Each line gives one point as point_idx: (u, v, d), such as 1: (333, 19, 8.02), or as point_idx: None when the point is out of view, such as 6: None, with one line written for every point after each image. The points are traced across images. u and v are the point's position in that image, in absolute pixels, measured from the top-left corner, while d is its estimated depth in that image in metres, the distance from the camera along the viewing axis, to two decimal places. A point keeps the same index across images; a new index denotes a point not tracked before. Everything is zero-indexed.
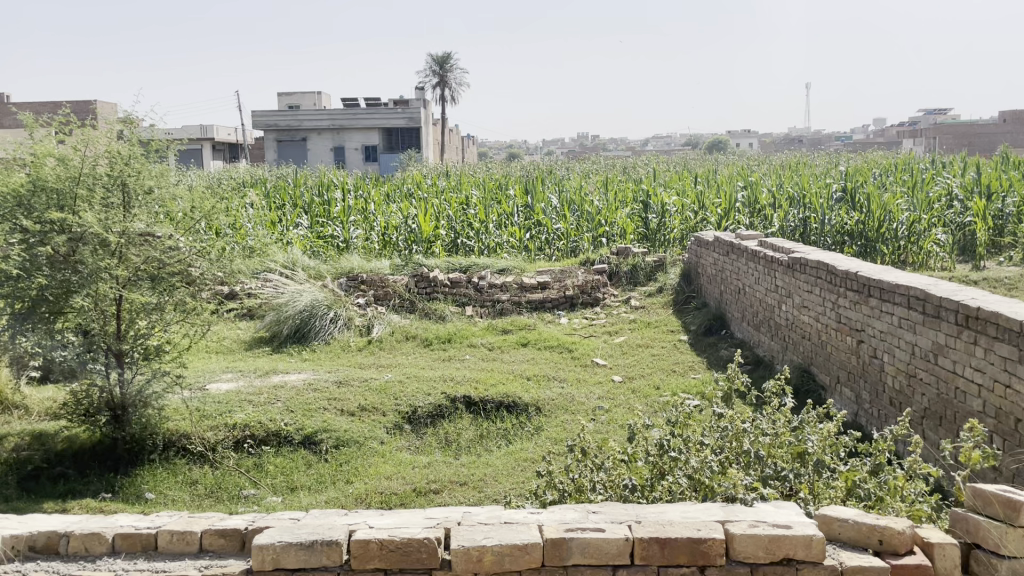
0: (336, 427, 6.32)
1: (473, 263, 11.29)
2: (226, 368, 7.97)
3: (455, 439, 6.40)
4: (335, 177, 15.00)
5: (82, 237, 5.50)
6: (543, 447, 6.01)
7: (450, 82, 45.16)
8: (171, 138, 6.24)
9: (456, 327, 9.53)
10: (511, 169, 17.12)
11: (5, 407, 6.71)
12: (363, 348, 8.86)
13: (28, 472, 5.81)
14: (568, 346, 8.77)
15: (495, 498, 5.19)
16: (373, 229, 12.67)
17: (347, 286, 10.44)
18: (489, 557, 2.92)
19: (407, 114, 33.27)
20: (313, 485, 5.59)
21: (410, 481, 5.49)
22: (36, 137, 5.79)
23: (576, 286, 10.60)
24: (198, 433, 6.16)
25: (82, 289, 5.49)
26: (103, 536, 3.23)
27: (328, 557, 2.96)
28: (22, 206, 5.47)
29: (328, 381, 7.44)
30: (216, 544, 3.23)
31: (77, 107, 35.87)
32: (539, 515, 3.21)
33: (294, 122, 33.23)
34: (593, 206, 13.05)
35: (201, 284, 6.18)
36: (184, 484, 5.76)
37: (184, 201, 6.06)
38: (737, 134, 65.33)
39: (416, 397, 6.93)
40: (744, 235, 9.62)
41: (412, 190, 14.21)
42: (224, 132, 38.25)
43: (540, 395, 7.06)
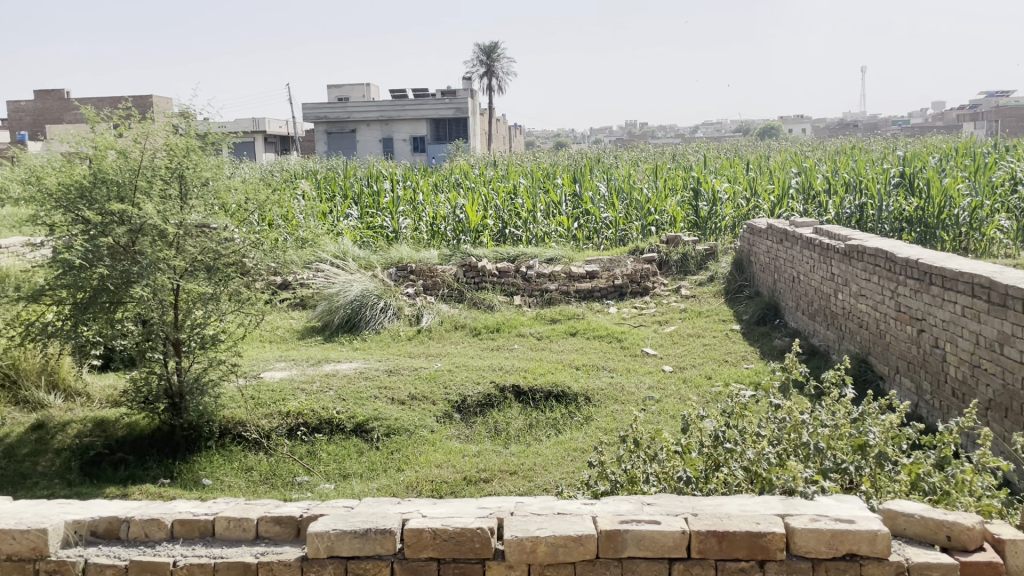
0: (387, 415, 6.38)
1: (520, 252, 11.28)
2: (280, 356, 8.12)
3: (504, 428, 6.40)
4: (382, 168, 15.10)
5: (141, 228, 5.64)
6: (594, 437, 5.97)
7: (498, 73, 45.36)
8: (226, 130, 6.29)
9: (505, 317, 9.54)
10: (559, 157, 17.05)
11: (66, 395, 6.91)
12: (413, 337, 8.91)
13: (90, 457, 5.99)
14: (617, 336, 8.69)
15: (545, 487, 5.18)
16: (421, 219, 12.76)
17: (396, 276, 10.53)
18: (542, 548, 2.90)
19: (455, 103, 33.49)
20: (365, 473, 5.65)
21: (461, 469, 5.52)
22: (97, 130, 5.91)
23: (625, 275, 10.49)
24: (252, 421, 6.30)
25: (141, 279, 5.58)
26: (162, 522, 3.23)
27: (382, 545, 2.97)
28: (84, 197, 5.60)
29: (377, 369, 7.50)
30: (272, 531, 3.22)
31: (138, 101, 36.95)
32: (593, 506, 3.18)
33: (344, 114, 33.59)
34: (642, 193, 12.90)
35: (255, 274, 6.32)
36: (240, 470, 5.87)
37: (237, 193, 6.16)
38: (789, 120, 64.06)
39: (465, 387, 6.94)
40: (798, 222, 9.41)
41: (460, 180, 14.26)
42: (276, 123, 38.93)
43: (590, 384, 7.03)
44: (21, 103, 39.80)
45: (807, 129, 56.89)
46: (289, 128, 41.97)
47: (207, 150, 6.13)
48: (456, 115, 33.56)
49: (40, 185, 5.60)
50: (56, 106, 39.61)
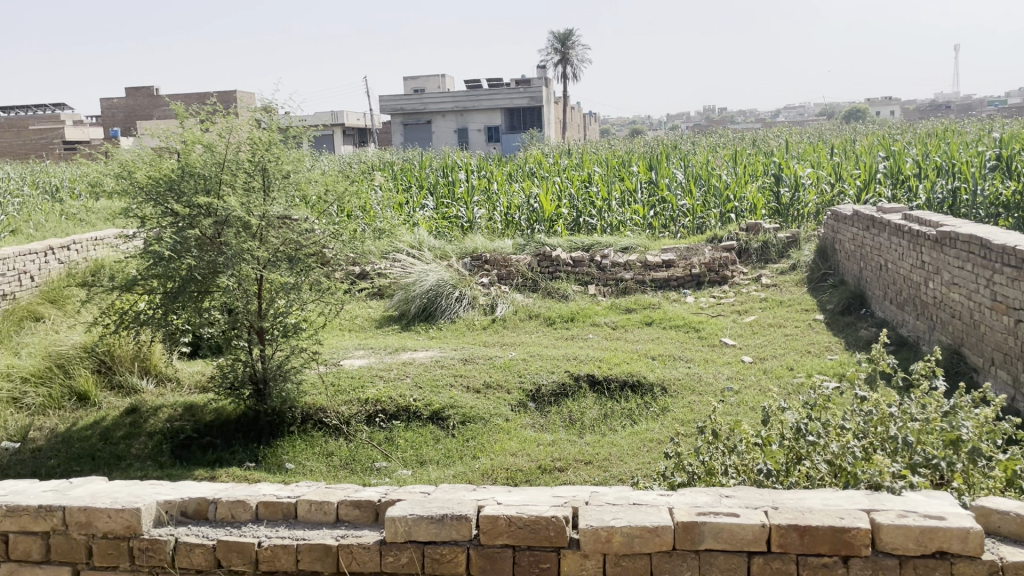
0: (462, 403, 6.45)
1: (595, 241, 11.20)
2: (358, 344, 8.28)
3: (579, 418, 6.39)
4: (457, 158, 15.23)
5: (227, 220, 5.84)
6: (670, 428, 5.90)
7: (574, 60, 45.10)
8: (307, 123, 6.42)
9: (580, 306, 9.50)
10: (635, 144, 16.84)
11: (158, 380, 7.22)
12: (487, 326, 8.97)
13: (180, 440, 6.25)
14: (694, 325, 8.55)
15: (620, 477, 5.16)
16: (496, 209, 12.81)
17: (472, 265, 10.61)
18: (618, 539, 2.88)
19: (529, 93, 33.44)
20: (441, 460, 5.73)
21: (536, 458, 5.54)
22: (186, 125, 6.13)
23: (703, 264, 10.30)
24: (333, 407, 6.45)
25: (227, 269, 5.78)
26: (247, 503, 3.32)
27: (458, 531, 3.00)
28: (173, 190, 5.84)
29: (453, 358, 7.57)
30: (352, 515, 3.28)
31: (223, 97, 38.26)
32: (670, 497, 3.14)
33: (419, 105, 34.01)
34: (721, 180, 12.63)
35: (335, 264, 6.44)
36: (321, 455, 6.03)
37: (317, 184, 6.29)
38: (877, 102, 61.68)
39: (540, 375, 6.95)
40: (886, 208, 9.06)
41: (535, 169, 14.25)
42: (353, 116, 39.71)
43: (666, 374, 6.95)
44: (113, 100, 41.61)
45: (896, 111, 54.65)
46: (367, 119, 42.74)
47: (288, 143, 6.28)
48: (531, 103, 33.49)
49: (131, 179, 5.87)
50: (146, 102, 41.33)
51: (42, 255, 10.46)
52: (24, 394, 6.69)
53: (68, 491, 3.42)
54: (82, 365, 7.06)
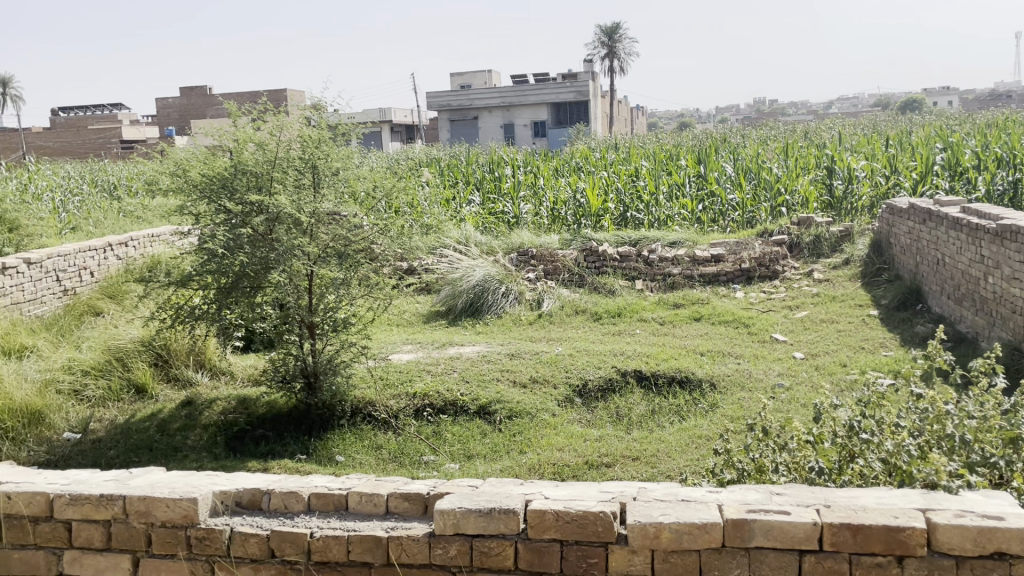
0: (509, 398, 6.47)
1: (643, 235, 11.12)
2: (406, 339, 8.36)
3: (626, 414, 6.35)
4: (504, 154, 15.26)
5: (278, 217, 5.94)
6: (719, 425, 5.84)
7: (620, 54, 44.79)
8: (355, 120, 6.48)
9: (627, 301, 9.44)
10: (683, 137, 16.66)
11: (213, 373, 7.40)
12: (534, 322, 8.98)
13: (234, 433, 6.39)
14: (744, 321, 8.45)
15: (668, 474, 5.13)
16: (542, 204, 12.79)
17: (517, 260, 10.62)
18: (666, 535, 2.87)
19: (575, 87, 33.29)
20: (489, 454, 5.77)
21: (583, 453, 5.53)
22: (238, 124, 6.24)
23: (753, 259, 10.16)
24: (381, 401, 6.53)
25: (279, 265, 5.91)
26: (300, 495, 3.38)
27: (506, 525, 3.01)
28: (226, 187, 5.97)
29: (500, 353, 7.60)
30: (401, 507, 3.32)
31: (273, 95, 38.94)
32: (719, 494, 3.11)
33: (466, 101, 34.16)
34: (772, 173, 12.44)
35: (383, 260, 6.51)
36: (370, 448, 6.11)
37: (366, 181, 6.36)
38: (934, 92, 60.02)
39: (587, 370, 6.94)
40: (944, 201, 8.82)
41: (581, 164, 14.21)
42: (401, 113, 40.04)
43: (715, 370, 6.88)
44: (169, 99, 42.66)
45: (953, 101, 53.12)
46: (414, 116, 43.07)
47: (337, 141, 6.36)
48: (578, 98, 33.35)
49: (186, 177, 6.02)
50: (200, 101, 42.27)
51: (101, 251, 10.78)
52: (85, 386, 6.91)
53: (128, 480, 3.52)
54: (139, 359, 7.26)
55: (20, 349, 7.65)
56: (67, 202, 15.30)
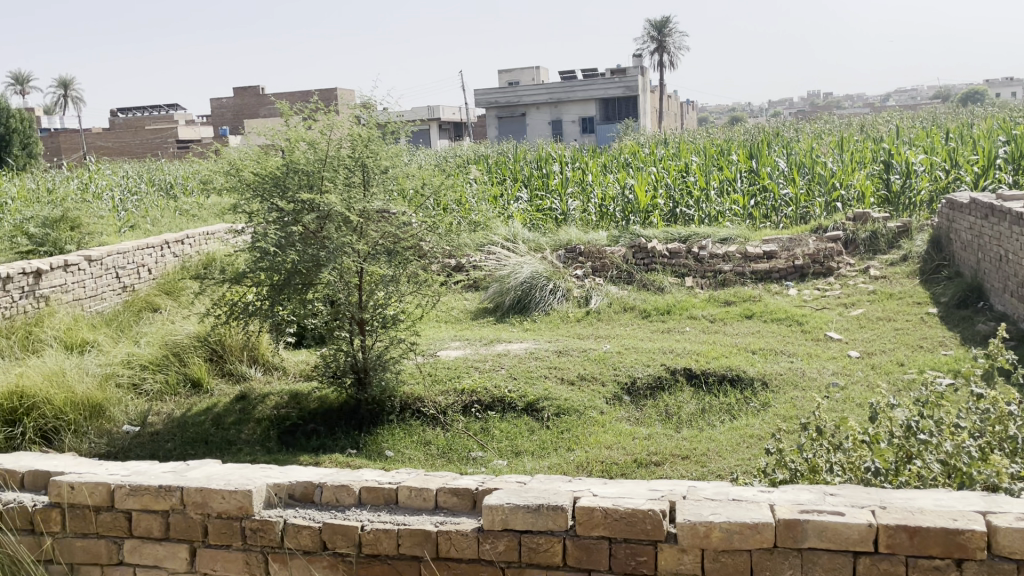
0: (557, 395, 6.46)
1: (693, 232, 10.99)
2: (454, 336, 8.40)
3: (675, 412, 6.29)
4: (552, 150, 15.25)
5: (328, 215, 6.01)
6: (772, 424, 5.75)
7: (670, 48, 44.39)
8: (405, 118, 6.52)
9: (676, 298, 9.35)
10: (735, 132, 16.42)
11: (266, 368, 7.54)
12: (582, 319, 8.95)
13: (286, 427, 6.50)
14: (797, 318, 8.30)
15: (718, 473, 5.07)
16: (590, 201, 12.73)
17: (565, 257, 10.59)
18: (717, 534, 2.83)
19: (624, 83, 33.06)
20: (537, 451, 5.77)
21: (631, 451, 5.50)
22: (290, 123, 6.34)
23: (806, 255, 9.98)
24: (430, 397, 6.58)
25: (329, 263, 5.97)
26: (350, 488, 3.42)
27: (554, 521, 3.00)
28: (278, 186, 6.06)
29: (548, 350, 7.59)
30: (450, 502, 3.34)
31: (324, 95, 39.52)
32: (771, 494, 3.06)
33: (514, 97, 34.24)
34: (826, 168, 12.19)
35: (431, 257, 6.55)
36: (420, 444, 6.16)
37: (415, 179, 6.39)
38: (997, 83, 58.16)
39: (635, 368, 6.89)
40: (1008, 195, 8.52)
41: (630, 160, 14.13)
42: (449, 110, 40.27)
43: (767, 368, 6.77)
44: (223, 100, 43.59)
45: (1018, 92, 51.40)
46: (462, 113, 43.28)
47: (387, 139, 6.42)
48: (627, 93, 33.12)
49: (239, 176, 6.15)
50: (253, 101, 43.10)
51: (159, 249, 11.05)
52: (143, 380, 7.10)
53: (185, 472, 3.60)
54: (195, 353, 7.44)
55: (82, 343, 7.88)
56: (125, 200, 15.74)
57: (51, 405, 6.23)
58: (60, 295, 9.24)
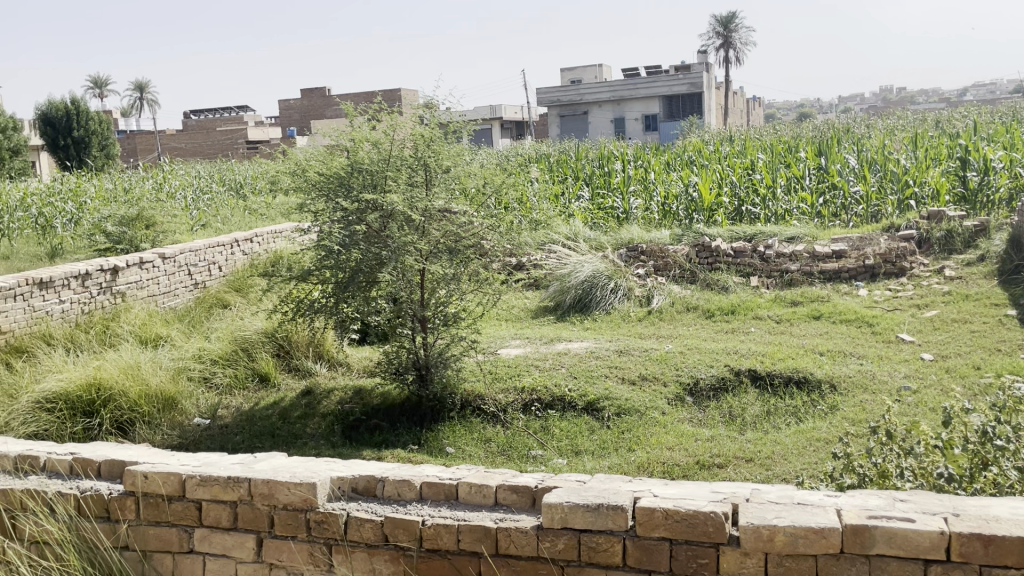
0: (618, 395, 6.41)
1: (758, 231, 10.78)
2: (515, 334, 8.42)
3: (739, 415, 6.18)
4: (614, 149, 15.16)
5: (391, 214, 6.10)
6: (839, 428, 5.60)
7: (736, 43, 43.67)
8: (467, 118, 6.56)
9: (741, 298, 9.18)
10: (803, 128, 16.06)
11: (331, 364, 7.68)
12: (644, 318, 8.87)
13: (350, 422, 6.62)
14: (867, 320, 8.06)
15: (784, 477, 4.96)
16: (653, 199, 12.60)
17: (627, 256, 10.51)
18: (781, 538, 2.77)
19: (688, 79, 32.59)
20: (597, 450, 5.73)
21: (694, 453, 5.42)
22: (354, 123, 6.43)
23: (877, 255, 9.68)
24: (491, 395, 6.60)
25: (391, 261, 6.04)
26: (412, 483, 3.46)
27: (614, 521, 2.98)
28: (342, 185, 6.16)
29: (608, 349, 7.54)
30: (509, 499, 3.35)
31: (388, 96, 40.08)
32: (837, 498, 2.98)
33: (576, 96, 34.28)
34: (898, 165, 11.82)
35: (492, 256, 6.58)
36: (480, 441, 6.19)
37: (476, 177, 6.42)
38: None
39: (698, 369, 6.79)
40: None
41: (694, 157, 13.95)
42: (511, 109, 40.40)
43: (835, 371, 6.59)
44: (291, 101, 44.58)
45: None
46: (524, 113, 43.38)
47: (448, 139, 6.48)
48: (691, 90, 32.68)
49: (305, 177, 6.28)
50: (319, 102, 43.98)
51: (229, 247, 11.36)
52: (214, 374, 7.31)
53: (253, 465, 3.69)
54: (263, 349, 7.63)
55: (156, 338, 8.16)
56: (197, 199, 16.22)
57: (127, 397, 6.46)
58: (135, 291, 9.58)
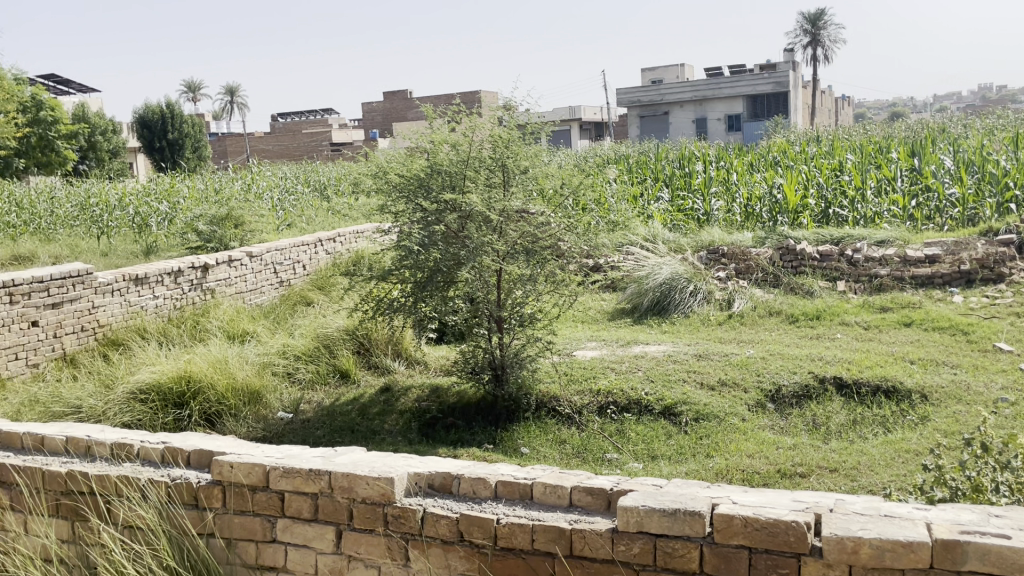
0: (696, 400, 6.30)
1: (846, 234, 10.44)
2: (592, 336, 8.38)
3: (823, 423, 6.00)
4: (695, 149, 14.95)
5: (470, 215, 6.17)
6: (931, 440, 5.36)
7: (825, 41, 42.45)
8: (546, 119, 6.55)
9: (826, 303, 8.91)
10: (895, 127, 15.48)
11: (409, 362, 7.79)
12: (724, 322, 8.69)
13: (427, 420, 6.70)
14: (962, 327, 7.70)
15: (870, 489, 4.79)
16: (735, 201, 12.35)
17: (707, 259, 10.35)
18: (866, 551, 2.67)
19: (773, 78, 31.83)
20: (673, 456, 5.65)
21: (774, 462, 5.29)
22: (433, 126, 6.47)
23: (974, 260, 9.24)
24: (566, 397, 6.59)
25: (469, 261, 6.11)
26: (487, 481, 3.48)
27: (691, 527, 2.93)
28: (423, 187, 6.27)
29: (687, 353, 7.42)
30: (584, 501, 3.33)
31: (468, 98, 40.52)
32: (927, 512, 2.86)
33: (657, 96, 33.92)
34: (998, 165, 11.25)
35: (569, 257, 6.56)
36: (555, 442, 6.17)
37: (554, 178, 6.42)
38: None
39: (780, 375, 6.62)
40: None
41: (778, 158, 13.62)
42: (591, 110, 40.28)
43: (927, 380, 6.31)
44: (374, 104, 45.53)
45: None
46: (604, 114, 43.17)
47: (527, 139, 6.47)
48: (776, 89, 31.91)
49: (386, 178, 6.39)
50: (401, 104, 44.77)
51: (313, 246, 11.67)
52: (296, 369, 7.51)
53: (333, 458, 3.78)
54: (344, 346, 7.81)
55: (243, 334, 8.44)
56: (284, 199, 16.74)
57: (215, 390, 6.69)
58: (224, 288, 9.93)
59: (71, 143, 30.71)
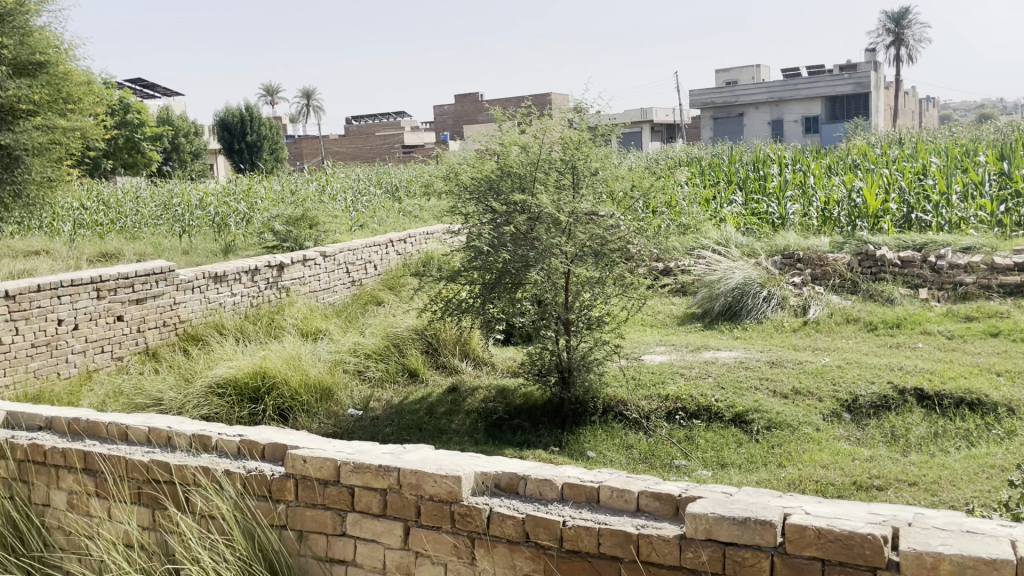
0: (767, 408, 6.16)
1: (929, 240, 10.06)
2: (661, 340, 8.29)
3: (902, 435, 5.79)
4: (770, 152, 14.64)
5: (539, 217, 6.18)
6: (1018, 455, 5.12)
7: (909, 41, 41.05)
8: (616, 121, 6.51)
9: (907, 311, 8.61)
10: (984, 129, 14.85)
11: (476, 363, 7.84)
12: (798, 329, 8.47)
13: (493, 420, 6.72)
14: None
15: (951, 504, 4.60)
16: (811, 205, 12.04)
17: (782, 264, 10.12)
18: (947, 567, 2.56)
19: (854, 78, 30.92)
20: (743, 464, 5.54)
21: (849, 473, 5.13)
22: (504, 128, 6.48)
23: None
24: (633, 401, 6.53)
25: (537, 263, 6.11)
26: (553, 483, 3.47)
27: (762, 536, 2.86)
28: (493, 188, 6.31)
29: (759, 360, 7.26)
30: (652, 506, 3.28)
31: (539, 100, 40.60)
32: (1013, 529, 2.72)
33: (732, 97, 33.35)
34: None
35: (638, 260, 6.50)
36: (621, 447, 6.12)
37: (625, 180, 6.34)
38: None
39: (857, 385, 6.42)
40: None
41: (859, 161, 13.22)
42: (663, 112, 39.86)
43: (1015, 393, 6.03)
44: (446, 107, 46.03)
45: None
46: (676, 116, 42.66)
47: (597, 141, 6.45)
48: (857, 90, 30.98)
49: (457, 180, 6.46)
50: (473, 107, 45.12)
51: (384, 246, 11.86)
52: (367, 367, 7.64)
53: (402, 455, 3.82)
54: (413, 345, 7.91)
55: (317, 331, 8.63)
56: (357, 200, 17.06)
57: (288, 386, 6.86)
58: (299, 287, 10.18)
59: (156, 144, 31.89)
